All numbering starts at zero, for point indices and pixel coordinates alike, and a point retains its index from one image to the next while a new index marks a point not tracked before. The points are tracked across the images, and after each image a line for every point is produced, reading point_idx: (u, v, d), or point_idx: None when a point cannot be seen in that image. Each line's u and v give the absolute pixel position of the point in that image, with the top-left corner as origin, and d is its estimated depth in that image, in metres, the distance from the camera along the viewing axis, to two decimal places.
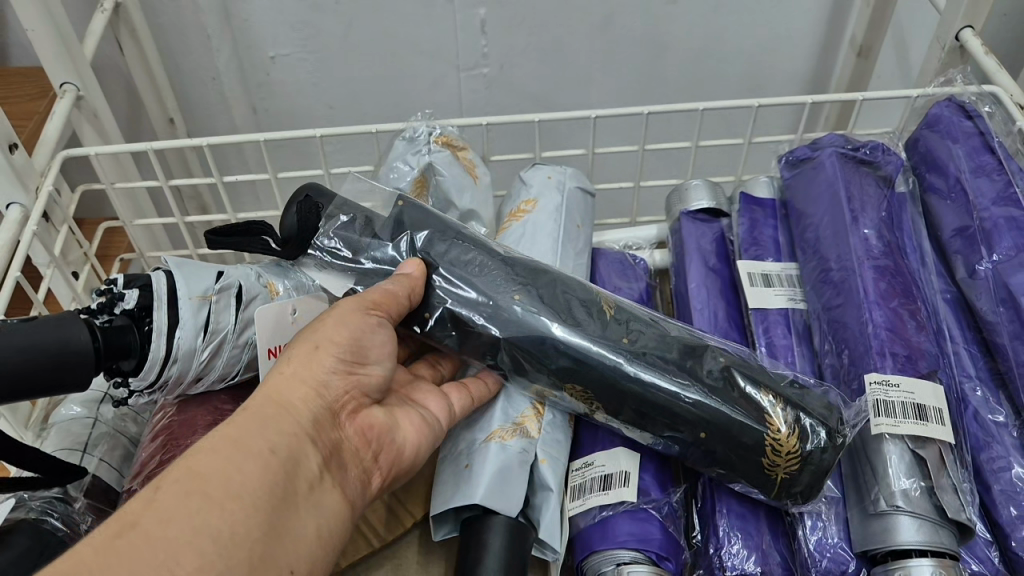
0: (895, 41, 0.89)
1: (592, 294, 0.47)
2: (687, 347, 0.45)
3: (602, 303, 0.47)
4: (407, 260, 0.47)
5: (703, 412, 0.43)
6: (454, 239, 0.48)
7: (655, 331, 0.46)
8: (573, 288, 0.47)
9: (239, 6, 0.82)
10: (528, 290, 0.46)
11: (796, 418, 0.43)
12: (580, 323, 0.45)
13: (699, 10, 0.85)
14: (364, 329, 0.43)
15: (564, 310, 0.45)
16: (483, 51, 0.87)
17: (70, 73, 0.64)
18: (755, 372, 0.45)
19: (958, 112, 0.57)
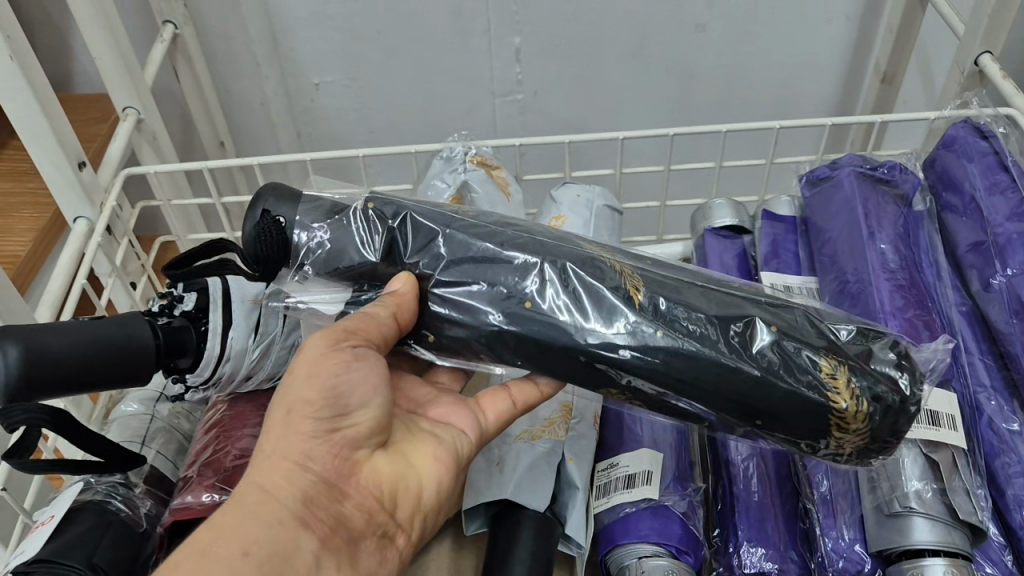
0: (920, 65, 0.91)
1: (611, 275, 0.41)
2: (731, 320, 0.40)
3: (627, 283, 0.41)
4: (394, 276, 0.42)
5: (755, 398, 0.39)
6: (435, 235, 0.43)
7: (692, 309, 0.40)
8: (587, 269, 0.41)
9: (286, 36, 0.87)
10: (539, 292, 0.40)
11: (864, 389, 0.39)
12: (608, 322, 0.39)
13: (726, 38, 0.88)
14: (341, 373, 0.38)
15: (580, 302, 0.40)
16: (517, 78, 0.91)
17: (131, 98, 0.69)
18: (804, 334, 0.40)
19: (974, 133, 0.59)
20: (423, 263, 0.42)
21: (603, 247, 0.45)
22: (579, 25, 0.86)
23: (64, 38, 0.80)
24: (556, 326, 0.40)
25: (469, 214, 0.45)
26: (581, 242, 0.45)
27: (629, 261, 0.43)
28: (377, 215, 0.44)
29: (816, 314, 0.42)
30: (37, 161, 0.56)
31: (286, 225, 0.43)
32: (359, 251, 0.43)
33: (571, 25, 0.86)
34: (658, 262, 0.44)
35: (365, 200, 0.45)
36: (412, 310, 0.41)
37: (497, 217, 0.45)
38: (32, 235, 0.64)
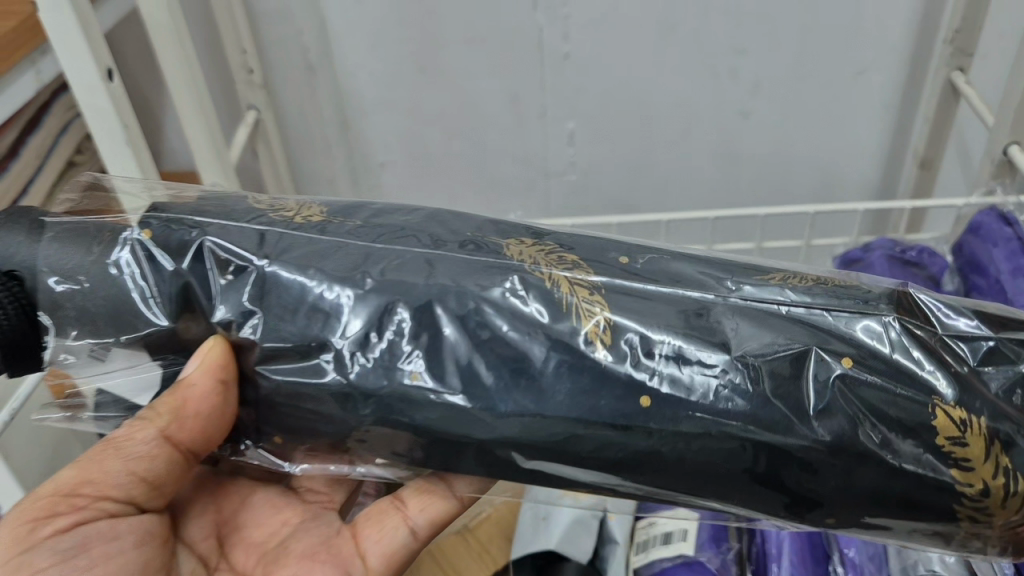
0: (958, 151, 0.94)
1: (559, 322, 0.35)
2: (783, 373, 0.34)
3: (592, 319, 0.35)
4: (198, 346, 0.37)
5: (848, 491, 0.34)
6: (252, 277, 0.36)
7: (708, 347, 0.34)
8: (512, 308, 0.35)
9: (355, 120, 0.95)
10: (440, 351, 0.35)
11: (1004, 452, 0.33)
12: (591, 384, 0.34)
13: (768, 125, 0.93)
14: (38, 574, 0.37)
15: (525, 365, 0.34)
16: (570, 160, 0.97)
17: (219, 175, 0.77)
18: (896, 375, 0.34)
19: (1000, 220, 0.62)
20: (239, 322, 0.36)
21: (567, 249, 0.39)
22: (627, 111, 0.92)
23: (158, 120, 0.89)
24: (510, 386, 0.34)
25: (305, 224, 0.39)
26: (505, 244, 0.38)
27: (592, 272, 0.37)
28: (162, 256, 0.37)
29: (915, 316, 0.36)
30: None
31: (23, 280, 0.37)
32: (142, 315, 0.36)
33: (620, 111, 0.92)
34: (668, 259, 0.38)
35: (141, 226, 0.37)
36: (208, 424, 0.38)
37: (364, 216, 0.40)
38: None
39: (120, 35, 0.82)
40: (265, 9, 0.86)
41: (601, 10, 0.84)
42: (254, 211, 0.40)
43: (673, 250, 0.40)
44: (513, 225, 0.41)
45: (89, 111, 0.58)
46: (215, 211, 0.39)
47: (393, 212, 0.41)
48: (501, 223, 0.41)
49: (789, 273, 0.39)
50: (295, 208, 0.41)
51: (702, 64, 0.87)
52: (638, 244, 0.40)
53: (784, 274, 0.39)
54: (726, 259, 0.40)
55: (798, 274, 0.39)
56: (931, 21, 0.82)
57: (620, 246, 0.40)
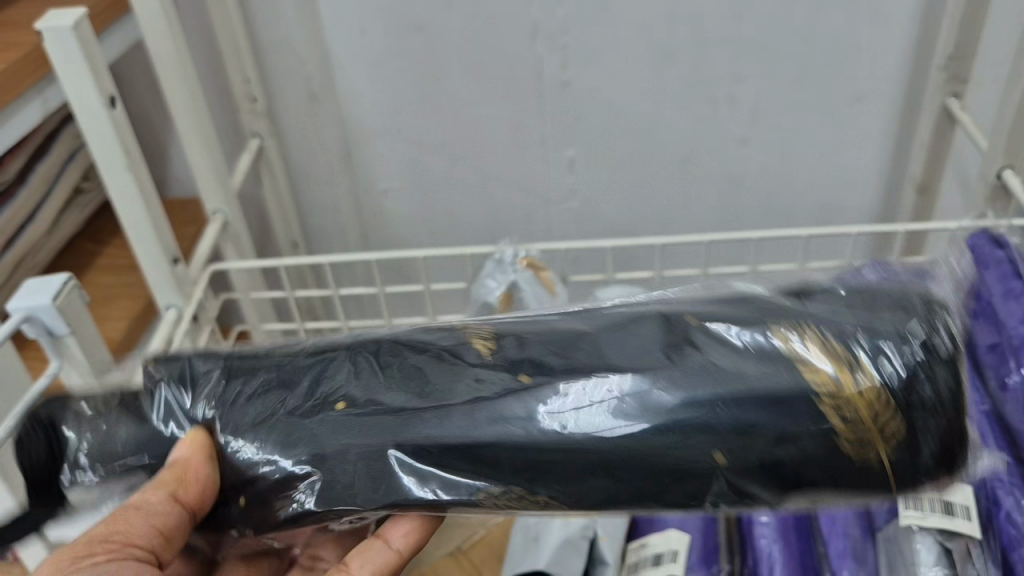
0: (958, 177, 0.94)
1: (455, 335, 0.39)
2: (636, 338, 0.35)
3: (479, 334, 0.38)
4: (186, 435, 0.39)
5: (742, 437, 0.32)
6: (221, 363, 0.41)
7: (576, 335, 0.36)
8: (416, 341, 0.39)
9: (359, 149, 0.96)
10: (352, 370, 0.38)
11: (861, 359, 0.32)
12: (467, 376, 0.36)
13: (768, 150, 0.93)
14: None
15: (429, 375, 0.37)
16: (571, 188, 0.98)
17: (221, 203, 0.79)
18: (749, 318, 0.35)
19: (992, 242, 0.62)
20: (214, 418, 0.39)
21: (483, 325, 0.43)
22: (627, 139, 0.93)
23: (164, 149, 0.90)
24: (403, 394, 0.36)
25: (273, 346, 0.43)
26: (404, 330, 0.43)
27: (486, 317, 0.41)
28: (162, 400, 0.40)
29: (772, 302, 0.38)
30: (139, 254, 0.66)
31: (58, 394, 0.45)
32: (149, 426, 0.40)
33: (618, 137, 0.93)
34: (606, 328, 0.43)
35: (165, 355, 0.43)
36: (213, 484, 0.38)
37: None
38: (126, 322, 0.71)
39: (128, 67, 0.84)
40: (272, 40, 0.88)
41: (599, 39, 0.85)
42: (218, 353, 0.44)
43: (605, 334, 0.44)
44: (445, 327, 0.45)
45: (92, 137, 0.59)
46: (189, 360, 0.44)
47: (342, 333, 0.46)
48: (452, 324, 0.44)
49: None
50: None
51: (700, 92, 0.89)
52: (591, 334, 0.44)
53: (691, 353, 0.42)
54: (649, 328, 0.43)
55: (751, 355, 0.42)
56: (925, 51, 0.83)
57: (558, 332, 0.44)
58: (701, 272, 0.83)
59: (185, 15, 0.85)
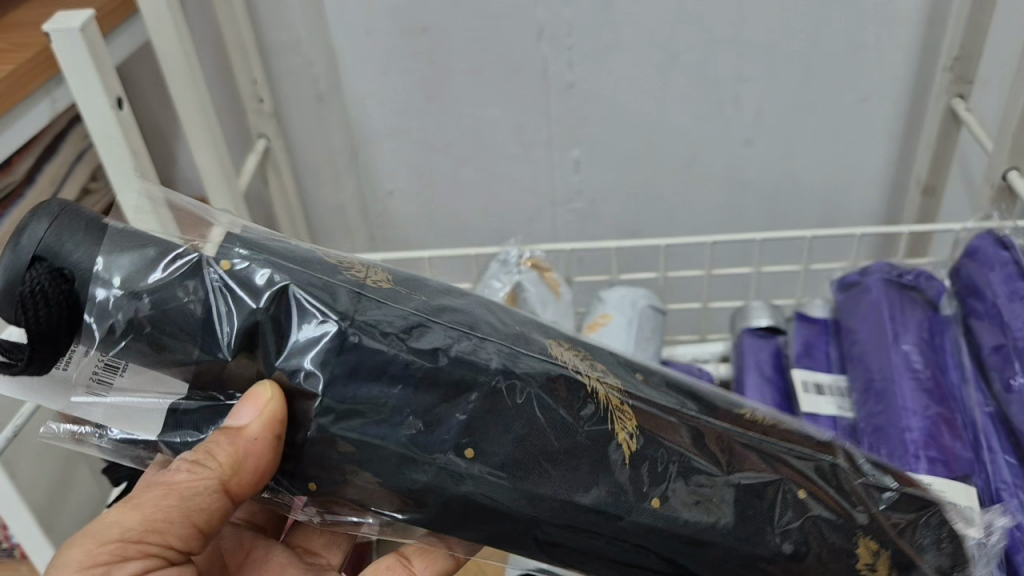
0: (962, 178, 0.94)
1: (593, 405, 0.35)
2: (749, 487, 0.37)
3: (617, 424, 0.35)
4: (252, 393, 0.33)
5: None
6: (335, 315, 0.33)
7: (709, 470, 0.36)
8: (556, 395, 0.35)
9: (364, 149, 0.97)
10: (473, 392, 0.33)
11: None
12: (599, 480, 0.34)
13: (773, 150, 0.93)
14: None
15: (546, 447, 0.34)
16: (576, 188, 0.98)
17: (228, 203, 0.79)
18: (837, 504, 0.38)
19: (996, 244, 0.62)
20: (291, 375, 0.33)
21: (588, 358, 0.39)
22: (632, 139, 0.93)
23: (172, 150, 0.91)
24: (518, 469, 0.33)
25: (381, 292, 0.36)
26: (513, 326, 0.38)
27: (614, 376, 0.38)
28: (250, 322, 0.33)
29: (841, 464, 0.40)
30: None
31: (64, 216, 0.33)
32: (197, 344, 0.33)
33: (623, 137, 0.93)
34: (674, 382, 0.41)
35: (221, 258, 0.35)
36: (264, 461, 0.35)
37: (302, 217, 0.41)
38: None
39: (134, 68, 0.85)
40: (278, 41, 0.88)
41: (603, 39, 0.85)
42: (320, 262, 0.37)
43: (662, 372, 0.42)
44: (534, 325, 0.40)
45: (99, 138, 0.59)
46: (280, 257, 0.36)
47: (424, 282, 0.39)
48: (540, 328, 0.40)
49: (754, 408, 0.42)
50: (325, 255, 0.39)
51: (705, 92, 0.89)
52: (650, 371, 0.42)
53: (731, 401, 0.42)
54: (695, 386, 0.42)
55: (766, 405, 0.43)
56: (931, 50, 0.83)
57: (633, 369, 0.41)
58: (703, 273, 0.83)
59: (192, 17, 0.85)
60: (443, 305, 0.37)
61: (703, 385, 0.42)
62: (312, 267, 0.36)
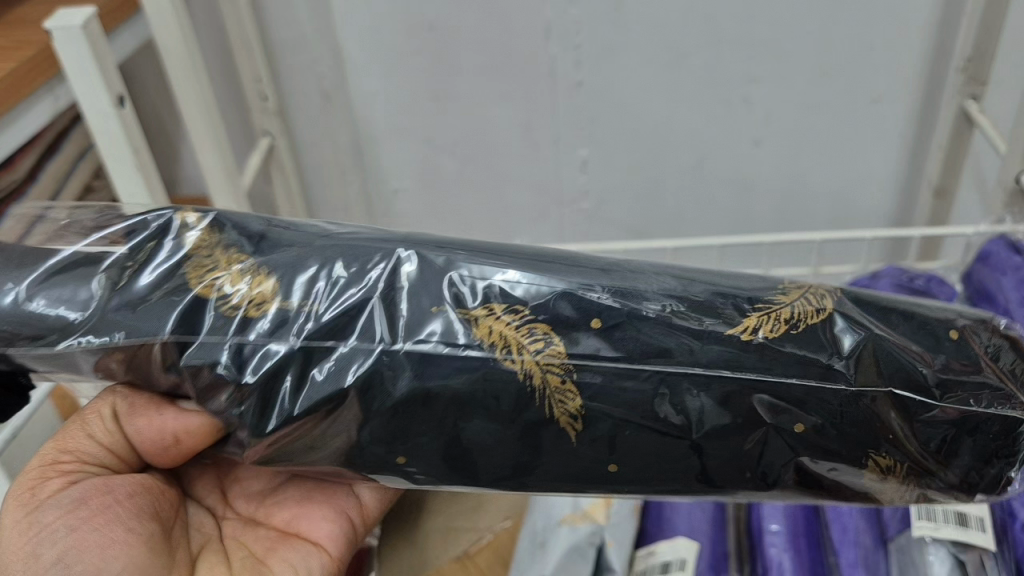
0: (975, 180, 0.92)
1: (508, 378, 0.31)
2: (723, 437, 0.32)
3: (549, 400, 0.31)
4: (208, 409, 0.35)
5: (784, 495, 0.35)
6: (228, 387, 0.32)
7: (666, 428, 0.32)
8: (464, 381, 0.31)
9: (370, 148, 0.96)
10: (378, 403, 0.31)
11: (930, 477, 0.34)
12: (525, 443, 0.32)
13: (782, 150, 0.92)
14: (32, 551, 0.33)
15: (472, 432, 0.32)
16: (583, 188, 0.97)
17: (230, 201, 0.78)
18: (846, 436, 0.32)
19: (1010, 249, 0.61)
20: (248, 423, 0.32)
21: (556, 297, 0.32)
22: (639, 139, 0.92)
23: (176, 147, 0.90)
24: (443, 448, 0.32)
25: (269, 329, 0.31)
26: (433, 310, 0.32)
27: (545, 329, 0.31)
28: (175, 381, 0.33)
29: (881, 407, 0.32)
30: None
31: None
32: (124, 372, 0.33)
33: (630, 137, 0.92)
34: (703, 290, 0.33)
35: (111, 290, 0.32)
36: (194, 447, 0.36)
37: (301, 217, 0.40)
38: None
39: (138, 66, 0.84)
40: (284, 38, 0.88)
41: (611, 38, 0.84)
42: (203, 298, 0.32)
43: (690, 276, 0.34)
44: (483, 276, 0.32)
45: (99, 135, 0.59)
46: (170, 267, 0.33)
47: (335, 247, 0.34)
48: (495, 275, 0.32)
49: (819, 313, 0.33)
50: (208, 264, 0.33)
51: (714, 92, 0.88)
52: (677, 278, 0.34)
53: (779, 298, 0.33)
54: (737, 286, 0.34)
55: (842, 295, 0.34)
56: (944, 51, 0.82)
57: (648, 282, 0.33)
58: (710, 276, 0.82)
59: (196, 14, 0.85)
60: (331, 309, 0.32)
61: (757, 283, 0.34)
62: (192, 312, 0.32)
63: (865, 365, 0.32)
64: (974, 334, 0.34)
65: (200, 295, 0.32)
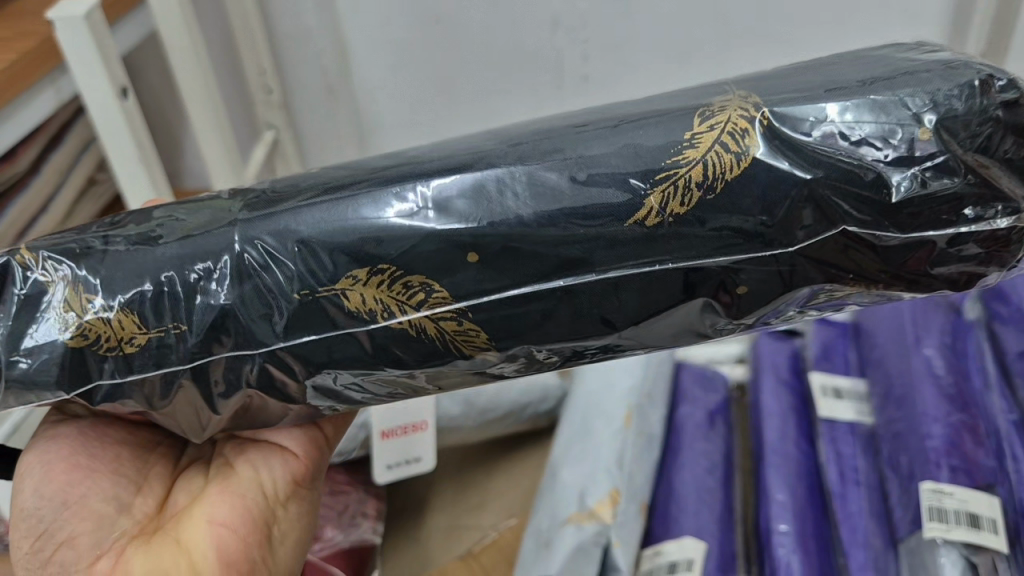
0: None
1: (372, 287, 0.28)
2: (657, 322, 0.29)
3: (428, 303, 0.28)
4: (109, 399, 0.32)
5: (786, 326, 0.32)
6: (141, 404, 0.30)
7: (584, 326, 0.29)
8: (326, 289, 0.28)
9: (375, 142, 0.95)
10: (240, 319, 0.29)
11: (933, 284, 0.29)
12: (418, 337, 0.29)
13: None
14: (16, 489, 0.34)
15: (351, 339, 0.29)
16: None
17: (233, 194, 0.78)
18: (798, 296, 0.29)
19: None
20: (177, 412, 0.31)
21: (411, 250, 0.28)
22: None
23: (179, 139, 0.90)
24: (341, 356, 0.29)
25: (156, 356, 0.29)
26: (298, 298, 0.28)
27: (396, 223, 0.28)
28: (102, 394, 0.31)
29: (862, 285, 0.29)
30: None
31: None
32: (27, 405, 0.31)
33: None
34: (591, 192, 0.27)
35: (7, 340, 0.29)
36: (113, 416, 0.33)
37: None
38: None
39: (142, 57, 0.83)
40: (288, 32, 0.87)
41: (618, 33, 0.84)
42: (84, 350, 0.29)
43: (567, 155, 0.28)
44: (332, 229, 0.28)
45: (102, 127, 0.58)
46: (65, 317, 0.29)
47: (191, 221, 0.30)
48: (343, 224, 0.28)
49: (738, 164, 0.27)
50: (73, 306, 0.29)
51: (723, 86, 0.87)
52: (554, 167, 0.28)
53: (688, 170, 0.27)
54: (629, 159, 0.27)
55: (765, 129, 0.27)
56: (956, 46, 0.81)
57: (513, 184, 0.28)
58: None
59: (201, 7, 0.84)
60: (201, 288, 0.28)
61: (656, 143, 0.28)
62: (76, 366, 0.29)
63: (810, 240, 0.27)
64: (936, 140, 0.27)
65: (73, 346, 0.29)
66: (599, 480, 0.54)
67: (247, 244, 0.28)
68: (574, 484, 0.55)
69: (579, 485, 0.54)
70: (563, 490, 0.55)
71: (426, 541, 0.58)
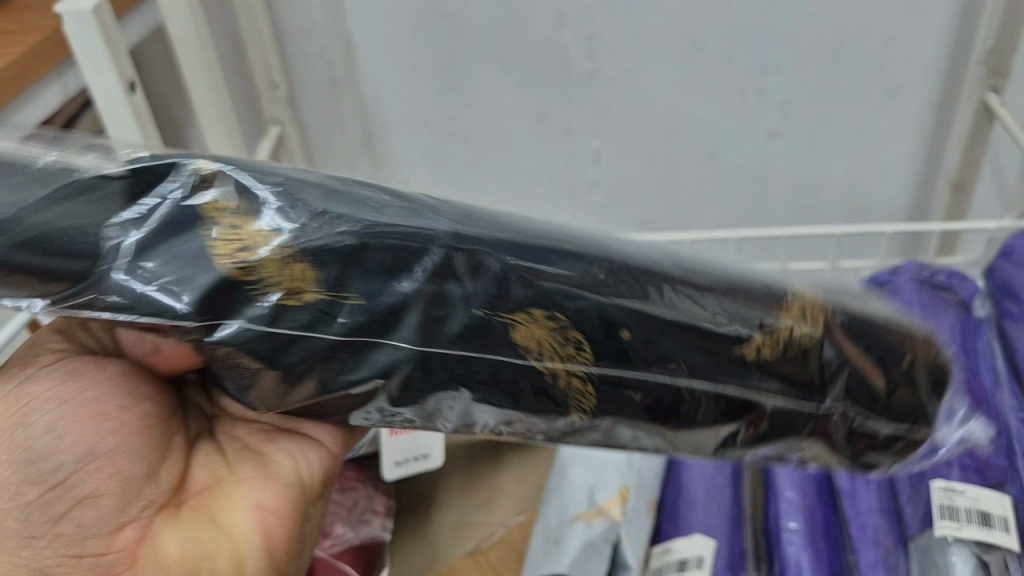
0: (992, 170, 0.91)
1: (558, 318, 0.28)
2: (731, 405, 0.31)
3: (580, 354, 0.29)
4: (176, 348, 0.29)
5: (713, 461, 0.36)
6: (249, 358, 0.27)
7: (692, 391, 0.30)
8: (507, 314, 0.28)
9: (380, 137, 0.95)
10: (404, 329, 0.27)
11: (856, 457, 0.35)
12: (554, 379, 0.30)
13: (796, 140, 0.91)
14: (22, 420, 0.29)
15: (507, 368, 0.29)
16: (595, 179, 0.96)
17: None
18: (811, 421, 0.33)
19: None
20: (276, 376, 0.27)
21: (583, 304, 0.28)
22: (651, 131, 0.91)
23: (183, 134, 0.89)
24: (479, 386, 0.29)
25: (312, 318, 0.26)
26: (480, 315, 0.28)
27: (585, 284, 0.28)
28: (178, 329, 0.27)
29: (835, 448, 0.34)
30: None
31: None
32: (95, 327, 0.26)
33: (645, 129, 0.91)
34: (676, 298, 0.29)
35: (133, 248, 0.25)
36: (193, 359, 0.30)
37: None
38: None
39: (147, 52, 0.83)
40: (294, 26, 0.87)
41: (625, 28, 0.83)
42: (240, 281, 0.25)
43: (687, 275, 0.31)
44: (529, 265, 0.28)
45: (108, 120, 0.58)
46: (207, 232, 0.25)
47: (332, 184, 0.27)
48: (540, 270, 0.28)
49: (816, 331, 0.31)
50: (242, 238, 0.25)
51: (730, 82, 0.86)
52: (687, 276, 0.30)
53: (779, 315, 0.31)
54: (734, 294, 0.31)
55: (830, 319, 0.32)
56: (965, 43, 0.81)
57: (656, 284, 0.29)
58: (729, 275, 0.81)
59: None
60: (386, 270, 0.26)
61: (746, 289, 0.31)
62: (219, 295, 0.25)
63: (832, 393, 0.32)
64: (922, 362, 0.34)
65: (232, 276, 0.25)
66: (608, 480, 0.55)
67: (463, 247, 0.27)
68: (584, 481, 0.55)
69: (589, 482, 0.55)
70: (572, 487, 0.55)
71: (435, 537, 0.58)
